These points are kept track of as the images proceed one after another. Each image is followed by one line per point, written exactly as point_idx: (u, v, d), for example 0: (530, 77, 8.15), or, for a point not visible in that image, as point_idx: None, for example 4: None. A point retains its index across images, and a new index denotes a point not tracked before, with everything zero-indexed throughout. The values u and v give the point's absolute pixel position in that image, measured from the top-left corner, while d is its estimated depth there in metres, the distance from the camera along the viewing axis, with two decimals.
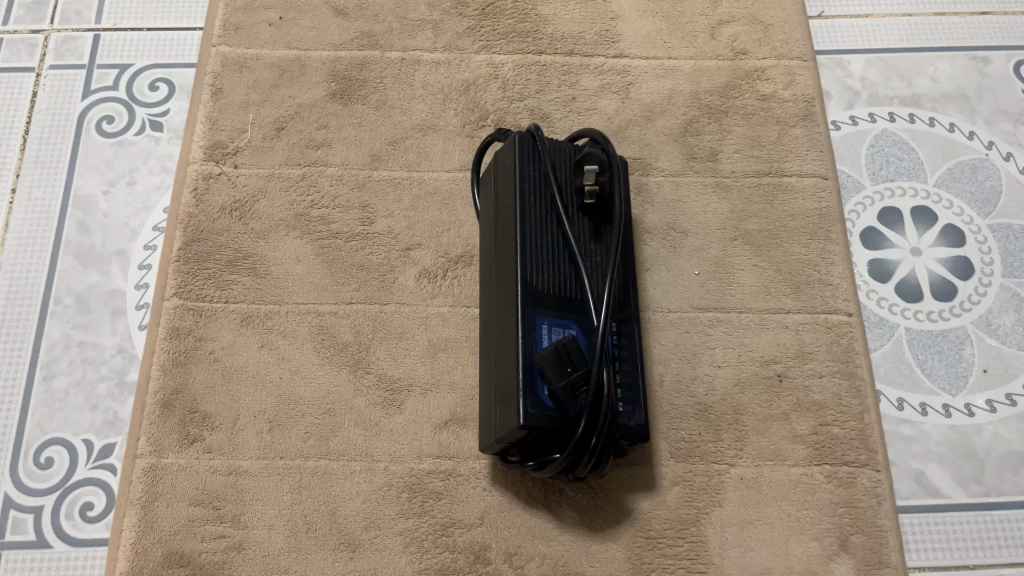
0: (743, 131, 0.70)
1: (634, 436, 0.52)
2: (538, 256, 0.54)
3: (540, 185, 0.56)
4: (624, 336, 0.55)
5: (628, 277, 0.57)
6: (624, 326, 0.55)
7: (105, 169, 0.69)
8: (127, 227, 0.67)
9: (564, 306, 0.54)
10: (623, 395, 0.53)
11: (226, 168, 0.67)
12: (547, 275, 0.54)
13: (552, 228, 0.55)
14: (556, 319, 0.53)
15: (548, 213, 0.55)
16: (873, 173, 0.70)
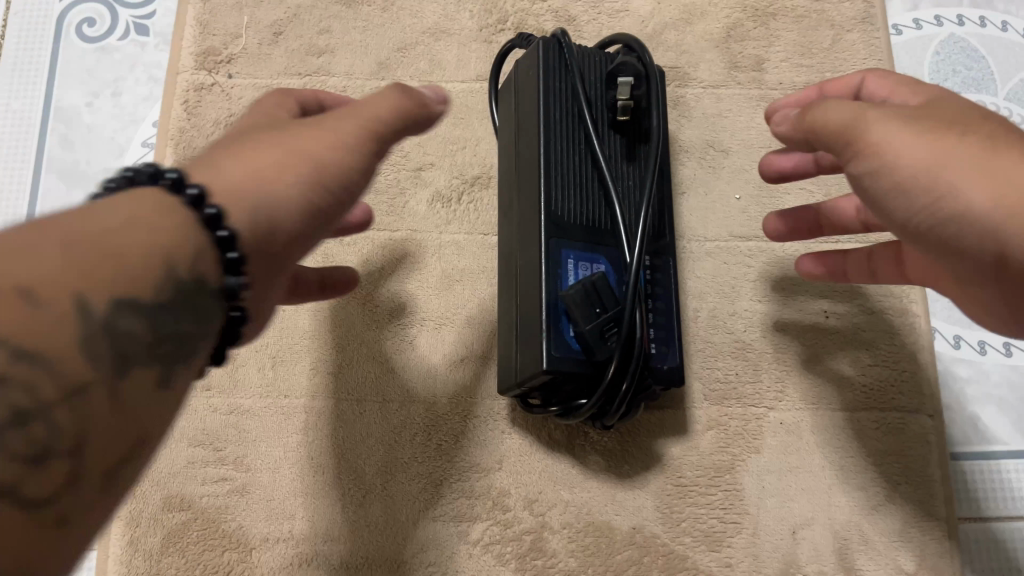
0: (793, 36, 0.62)
1: (667, 381, 0.47)
2: (564, 181, 0.48)
3: (567, 99, 0.50)
4: (657, 269, 0.50)
5: (663, 203, 0.51)
6: (658, 258, 0.50)
7: (87, 78, 0.63)
8: (113, 143, 0.62)
9: (593, 238, 0.48)
10: (657, 336, 0.48)
11: (220, 78, 0.61)
12: (574, 202, 0.48)
13: (580, 149, 0.49)
14: (584, 252, 0.48)
15: (576, 132, 0.49)
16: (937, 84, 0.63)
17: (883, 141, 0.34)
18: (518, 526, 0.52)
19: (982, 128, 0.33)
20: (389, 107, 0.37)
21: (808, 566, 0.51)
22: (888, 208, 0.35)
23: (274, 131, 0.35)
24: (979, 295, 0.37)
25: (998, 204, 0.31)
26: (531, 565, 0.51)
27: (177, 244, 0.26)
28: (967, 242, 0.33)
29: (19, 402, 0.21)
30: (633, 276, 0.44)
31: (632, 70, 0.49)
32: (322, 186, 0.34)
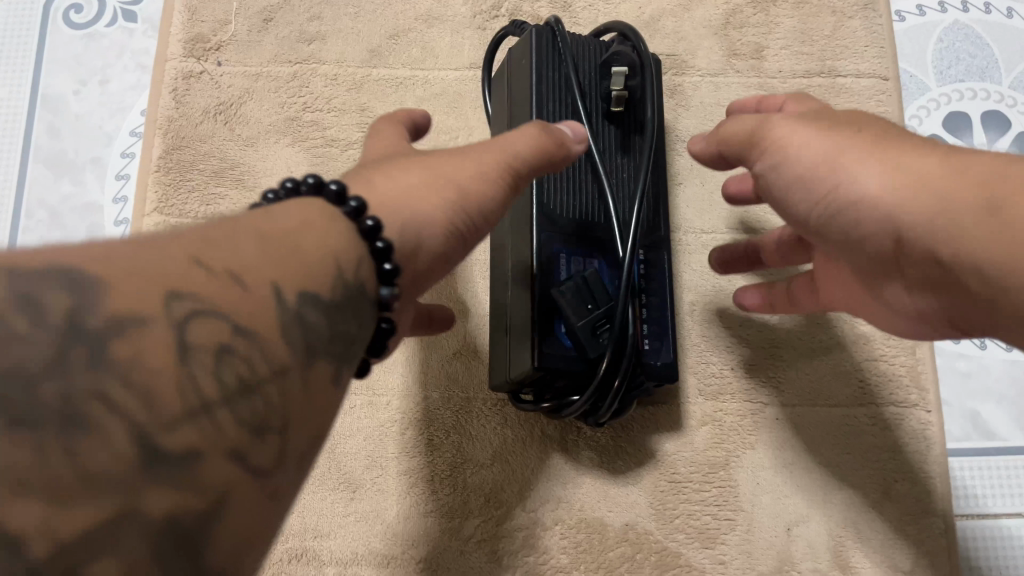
0: (793, 23, 0.61)
1: (661, 377, 0.47)
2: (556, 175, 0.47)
3: (560, 88, 0.49)
4: (651, 263, 0.49)
5: (658, 195, 0.50)
6: (653, 252, 0.49)
7: (74, 65, 0.62)
8: (101, 131, 0.61)
9: (586, 231, 0.48)
10: (650, 331, 0.47)
11: (209, 66, 0.60)
12: (566, 194, 0.47)
13: None
14: (576, 247, 0.47)
15: (569, 123, 0.48)
16: (940, 72, 0.62)
17: (789, 142, 0.37)
18: (510, 522, 0.51)
19: (877, 128, 0.36)
20: (527, 143, 0.39)
21: (803, 563, 0.50)
22: (795, 206, 0.38)
23: (435, 155, 0.37)
24: (885, 296, 0.39)
25: (887, 190, 0.33)
26: (523, 561, 0.50)
27: (341, 250, 0.29)
28: (863, 230, 0.35)
29: (242, 375, 0.23)
30: (626, 269, 0.43)
31: (626, 59, 0.48)
32: (460, 213, 0.36)
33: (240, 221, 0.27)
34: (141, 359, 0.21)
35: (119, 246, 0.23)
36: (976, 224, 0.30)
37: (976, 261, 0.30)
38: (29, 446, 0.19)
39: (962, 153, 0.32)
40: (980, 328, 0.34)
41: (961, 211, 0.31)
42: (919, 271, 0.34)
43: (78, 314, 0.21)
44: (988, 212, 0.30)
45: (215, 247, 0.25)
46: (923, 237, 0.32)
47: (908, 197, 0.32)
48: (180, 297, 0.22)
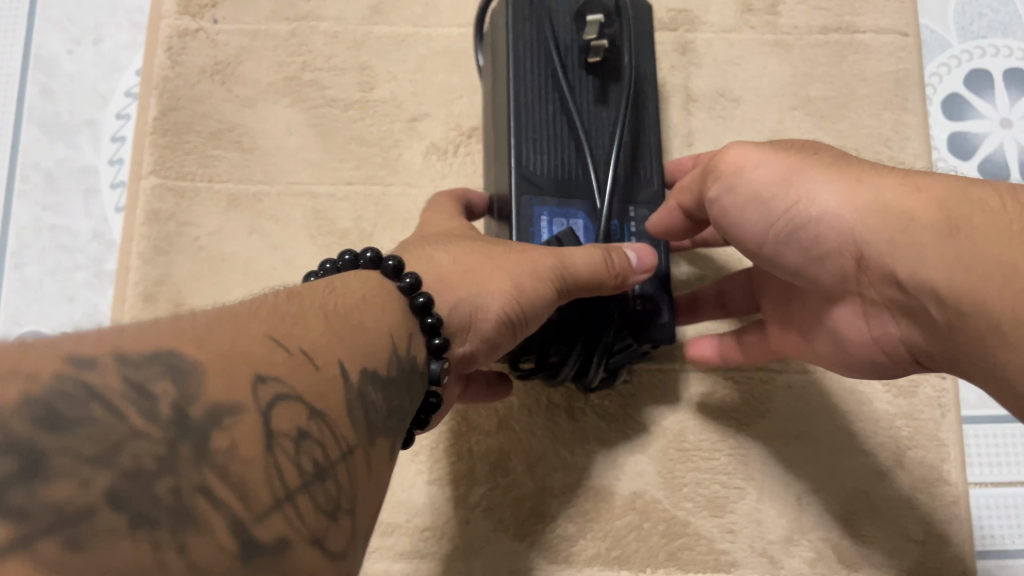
0: None
1: (656, 337, 0.43)
2: (533, 136, 0.43)
3: (536, 45, 0.45)
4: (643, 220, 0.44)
5: (648, 150, 0.46)
6: (644, 214, 0.44)
7: (67, 24, 0.60)
8: (95, 92, 0.59)
9: (569, 189, 0.43)
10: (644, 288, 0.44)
11: (204, 23, 0.58)
12: (543, 150, 0.43)
13: (551, 99, 0.44)
14: (558, 208, 0.43)
15: (546, 82, 0.45)
16: (962, 28, 0.59)
17: (741, 161, 0.38)
18: (517, 490, 0.50)
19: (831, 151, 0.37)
20: (591, 251, 0.38)
21: (814, 532, 0.49)
22: (744, 226, 0.39)
23: (500, 246, 0.39)
24: (829, 318, 0.41)
25: (847, 210, 0.35)
26: (530, 530, 0.49)
27: (396, 329, 0.31)
28: (826, 246, 0.36)
29: (317, 459, 0.23)
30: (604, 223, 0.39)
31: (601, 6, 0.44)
32: (507, 303, 0.37)
33: (312, 299, 0.29)
34: (238, 448, 0.21)
35: (207, 329, 0.23)
36: (937, 246, 0.32)
37: (934, 282, 0.32)
38: (145, 540, 0.18)
39: (917, 173, 0.34)
40: (941, 354, 0.35)
41: (922, 235, 0.33)
42: (878, 289, 0.36)
43: (182, 402, 0.20)
44: (947, 236, 0.32)
45: (290, 326, 0.26)
46: (884, 257, 0.34)
47: (869, 216, 0.34)
48: (265, 380, 0.23)
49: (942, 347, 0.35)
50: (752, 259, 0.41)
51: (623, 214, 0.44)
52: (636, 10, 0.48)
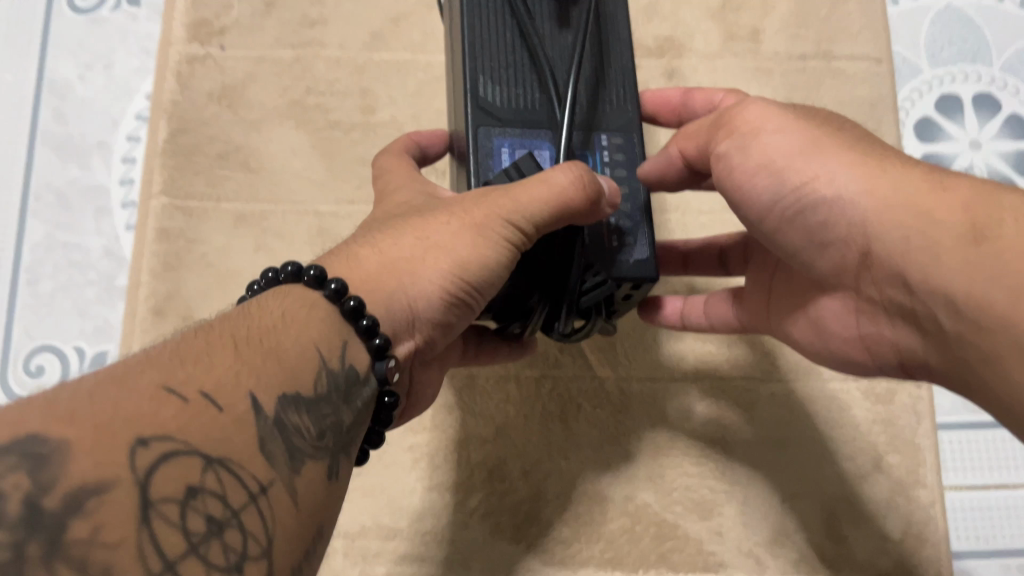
0: (787, 6, 0.62)
1: (631, 274, 0.39)
2: (490, 65, 0.41)
3: None
4: (617, 149, 0.42)
5: (617, 70, 0.43)
6: (616, 135, 0.42)
7: (80, 50, 0.63)
8: (106, 115, 0.61)
9: (530, 116, 0.41)
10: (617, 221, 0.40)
11: (212, 50, 0.61)
12: (500, 76, 0.41)
13: (508, 27, 0.42)
14: (520, 139, 0.41)
15: (501, 10, 0.42)
16: (933, 55, 0.63)
17: (757, 126, 0.38)
18: (513, 495, 0.52)
19: (854, 132, 0.38)
20: (536, 197, 0.36)
21: (796, 534, 0.52)
22: (745, 196, 0.39)
23: (437, 213, 0.38)
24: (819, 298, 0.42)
25: (865, 196, 0.35)
26: (526, 534, 0.52)
27: (322, 339, 0.31)
28: (835, 231, 0.36)
29: (215, 511, 0.24)
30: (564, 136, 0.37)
31: None
32: (447, 281, 0.36)
33: (224, 329, 0.29)
34: (104, 530, 0.22)
35: (91, 394, 0.24)
36: (958, 253, 0.32)
37: (947, 281, 0.32)
38: None
39: (946, 173, 0.34)
40: (936, 359, 0.36)
41: (943, 232, 0.32)
42: (878, 287, 0.36)
43: (39, 493, 0.21)
44: (969, 241, 0.32)
45: (187, 370, 0.26)
46: (896, 254, 0.34)
47: (891, 208, 0.34)
48: (147, 444, 0.24)
49: (942, 353, 0.35)
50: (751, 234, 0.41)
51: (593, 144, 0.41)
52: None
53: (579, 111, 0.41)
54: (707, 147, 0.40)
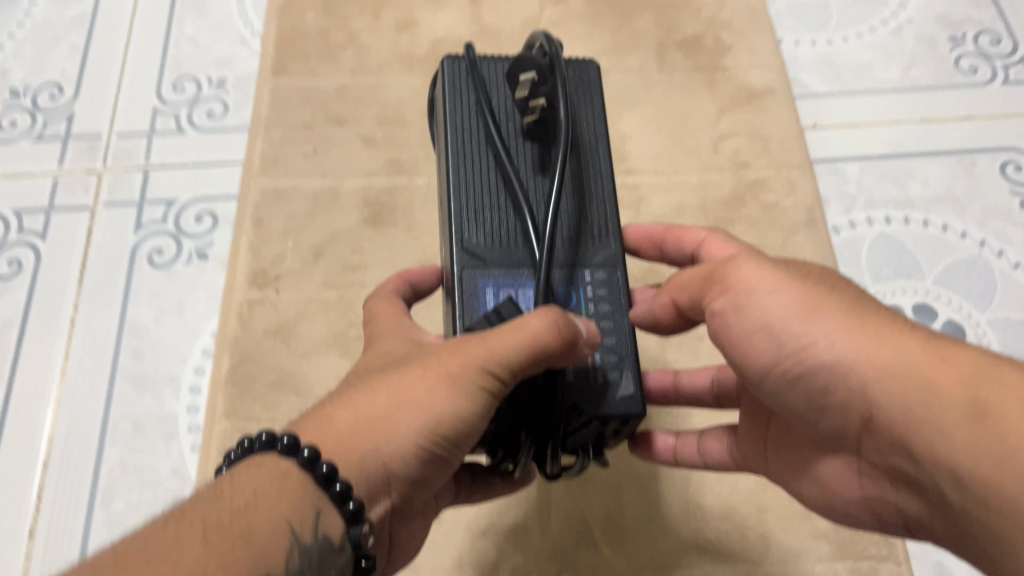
0: (750, 238, 0.74)
1: (621, 410, 0.42)
2: (475, 210, 0.47)
3: (475, 124, 0.49)
4: (600, 284, 0.46)
5: (592, 209, 0.48)
6: (596, 271, 0.46)
7: (156, 298, 0.73)
8: (177, 352, 0.71)
9: (513, 255, 0.46)
10: (604, 359, 0.43)
11: (269, 294, 0.72)
12: (484, 222, 0.47)
13: (493, 173, 0.48)
14: (504, 281, 0.45)
15: (487, 157, 0.48)
16: (874, 273, 0.74)
17: (760, 288, 0.44)
18: None
19: (846, 291, 0.44)
20: (513, 341, 0.39)
21: None
22: (748, 352, 0.45)
23: (416, 367, 0.42)
24: (815, 444, 0.48)
25: (865, 362, 0.41)
26: None
27: (294, 514, 0.38)
28: (841, 392, 0.42)
29: None
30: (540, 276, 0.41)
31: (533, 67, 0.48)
32: (427, 435, 0.41)
33: (198, 515, 0.36)
34: None
35: None
36: (963, 428, 0.38)
37: (953, 450, 0.38)
38: None
39: (940, 343, 0.41)
40: (934, 518, 0.42)
41: (948, 406, 0.39)
42: (877, 446, 0.43)
43: None
44: (970, 413, 0.38)
45: (158, 562, 0.34)
46: (897, 419, 0.40)
47: (891, 375, 0.41)
48: None
49: (943, 514, 0.41)
50: (753, 386, 0.47)
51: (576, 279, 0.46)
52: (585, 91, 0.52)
53: (561, 251, 0.46)
54: (703, 300, 0.47)
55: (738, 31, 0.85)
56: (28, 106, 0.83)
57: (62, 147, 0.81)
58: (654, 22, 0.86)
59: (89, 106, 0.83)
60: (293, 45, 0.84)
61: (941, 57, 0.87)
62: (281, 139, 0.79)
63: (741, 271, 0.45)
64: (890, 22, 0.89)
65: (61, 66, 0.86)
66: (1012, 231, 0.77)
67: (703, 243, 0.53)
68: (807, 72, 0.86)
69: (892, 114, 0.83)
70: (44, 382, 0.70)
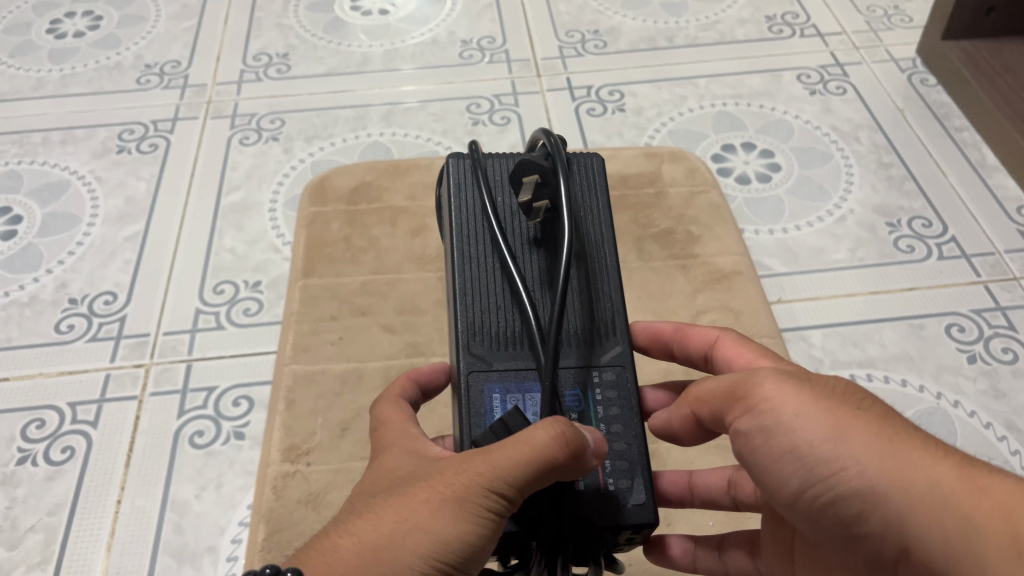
0: None
1: (635, 521, 0.50)
2: (486, 313, 0.56)
3: (483, 232, 0.60)
4: (608, 383, 0.55)
5: (589, 310, 0.58)
6: (600, 371, 0.55)
7: (196, 476, 0.80)
8: (216, 525, 0.77)
9: (520, 355, 0.55)
10: (616, 468, 0.52)
11: (300, 465, 0.79)
12: (495, 324, 0.56)
13: (500, 277, 0.58)
14: (514, 383, 0.54)
15: (495, 263, 0.58)
16: None
17: (788, 415, 0.48)
18: None
19: (873, 410, 0.48)
20: (524, 457, 0.46)
21: None
22: (781, 476, 0.49)
23: (422, 491, 0.47)
24: (851, 569, 0.51)
25: (893, 490, 0.45)
26: None
27: None
28: (878, 518, 0.46)
29: None
30: (548, 378, 0.50)
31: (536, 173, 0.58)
32: (434, 555, 0.45)
33: None
34: None
35: None
36: (999, 559, 0.40)
37: None
38: None
39: (971, 471, 0.44)
40: None
41: (982, 536, 0.41)
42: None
43: None
44: (1005, 549, 0.40)
45: None
46: (933, 550, 0.43)
47: (921, 505, 0.44)
48: None
49: None
50: (788, 507, 0.51)
51: (587, 381, 0.55)
52: (580, 200, 0.63)
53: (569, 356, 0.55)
54: (736, 425, 0.51)
55: (705, 225, 0.99)
56: (84, 312, 0.94)
57: (114, 344, 0.91)
58: (632, 221, 0.99)
59: (140, 309, 0.94)
60: (320, 250, 0.97)
61: (882, 239, 1.00)
62: (311, 329, 0.89)
63: (768, 399, 0.49)
64: (834, 213, 1.03)
65: (116, 277, 0.98)
66: (964, 383, 0.86)
67: (715, 341, 0.62)
68: (768, 256, 0.99)
69: (845, 288, 0.95)
70: (90, 558, 0.75)
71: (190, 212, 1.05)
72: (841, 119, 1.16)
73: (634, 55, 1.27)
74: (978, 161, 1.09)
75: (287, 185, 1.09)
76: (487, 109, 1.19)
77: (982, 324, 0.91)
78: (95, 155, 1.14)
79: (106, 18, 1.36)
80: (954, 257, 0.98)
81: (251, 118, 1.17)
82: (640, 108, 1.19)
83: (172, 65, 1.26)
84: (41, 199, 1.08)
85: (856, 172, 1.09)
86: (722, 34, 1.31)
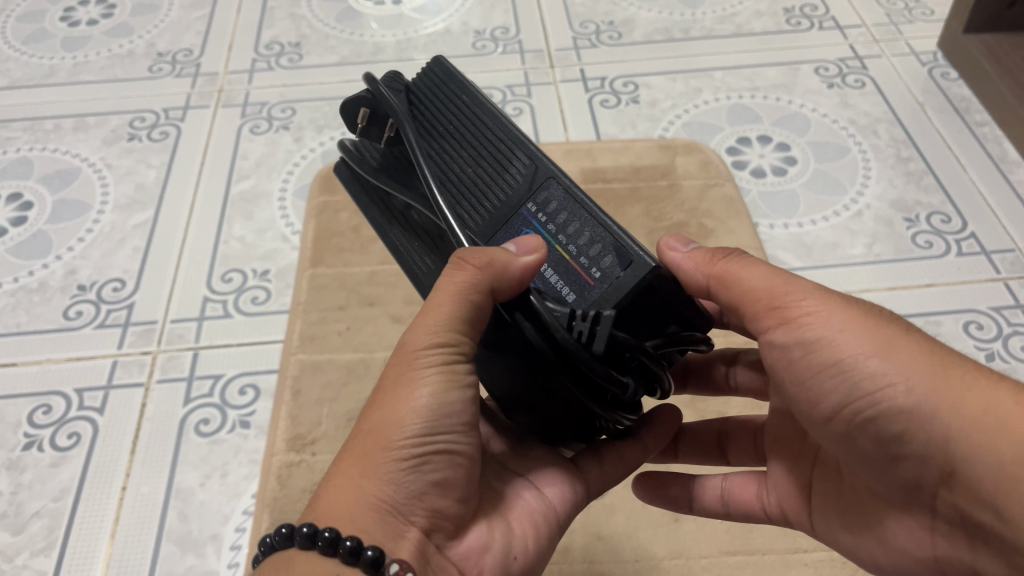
0: None
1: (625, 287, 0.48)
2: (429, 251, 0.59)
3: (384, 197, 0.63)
4: (545, 205, 0.54)
5: (493, 158, 0.57)
6: (534, 199, 0.54)
7: (201, 463, 0.80)
8: (220, 513, 0.77)
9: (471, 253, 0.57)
10: (594, 258, 0.50)
11: (305, 455, 0.78)
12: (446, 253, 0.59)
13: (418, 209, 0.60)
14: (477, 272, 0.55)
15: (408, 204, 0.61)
16: None
17: (832, 327, 0.50)
18: None
19: (919, 332, 0.50)
20: (442, 303, 0.50)
21: None
22: (821, 391, 0.51)
23: (383, 381, 0.52)
24: (887, 488, 0.54)
25: (944, 411, 0.47)
26: None
27: None
28: (926, 437, 0.48)
29: None
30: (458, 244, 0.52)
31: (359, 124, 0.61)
32: (401, 421, 0.50)
33: None
34: None
35: None
36: None
37: None
38: None
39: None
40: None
41: None
42: (956, 494, 0.48)
43: None
44: None
45: None
46: (983, 468, 0.46)
47: (971, 426, 0.46)
48: None
49: None
50: (823, 421, 0.53)
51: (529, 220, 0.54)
52: (415, 76, 0.64)
53: (508, 207, 0.55)
54: (766, 328, 0.53)
55: (718, 218, 0.97)
56: (93, 298, 0.94)
57: (122, 332, 0.90)
58: (644, 213, 0.98)
59: (147, 297, 0.94)
60: (328, 239, 0.96)
61: (899, 234, 0.98)
62: (319, 319, 0.88)
63: (811, 311, 0.51)
64: (850, 208, 1.02)
65: (125, 264, 0.98)
66: None
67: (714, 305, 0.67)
68: (781, 250, 0.97)
69: (861, 284, 0.93)
70: (94, 544, 0.75)
71: (199, 200, 1.04)
72: (859, 112, 1.15)
73: (648, 46, 1.26)
74: (998, 157, 1.07)
75: (297, 173, 1.08)
76: (499, 99, 1.17)
77: (1001, 323, 0.89)
78: (106, 143, 1.13)
79: (120, 7, 1.36)
80: (973, 254, 0.96)
81: (262, 107, 1.17)
82: (654, 100, 1.17)
83: (184, 54, 1.26)
84: (52, 186, 1.08)
85: (873, 166, 1.07)
86: (738, 26, 1.29)
